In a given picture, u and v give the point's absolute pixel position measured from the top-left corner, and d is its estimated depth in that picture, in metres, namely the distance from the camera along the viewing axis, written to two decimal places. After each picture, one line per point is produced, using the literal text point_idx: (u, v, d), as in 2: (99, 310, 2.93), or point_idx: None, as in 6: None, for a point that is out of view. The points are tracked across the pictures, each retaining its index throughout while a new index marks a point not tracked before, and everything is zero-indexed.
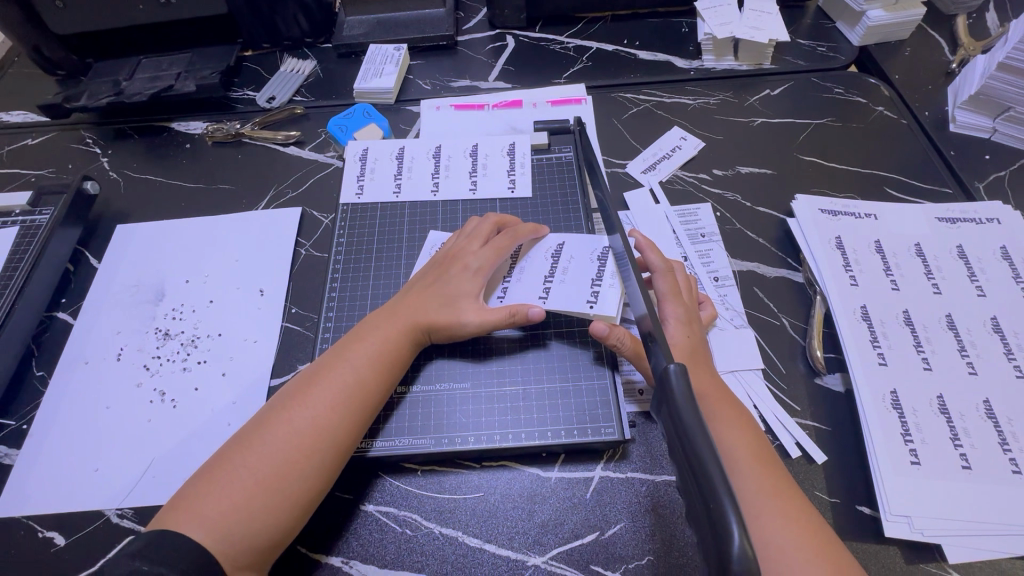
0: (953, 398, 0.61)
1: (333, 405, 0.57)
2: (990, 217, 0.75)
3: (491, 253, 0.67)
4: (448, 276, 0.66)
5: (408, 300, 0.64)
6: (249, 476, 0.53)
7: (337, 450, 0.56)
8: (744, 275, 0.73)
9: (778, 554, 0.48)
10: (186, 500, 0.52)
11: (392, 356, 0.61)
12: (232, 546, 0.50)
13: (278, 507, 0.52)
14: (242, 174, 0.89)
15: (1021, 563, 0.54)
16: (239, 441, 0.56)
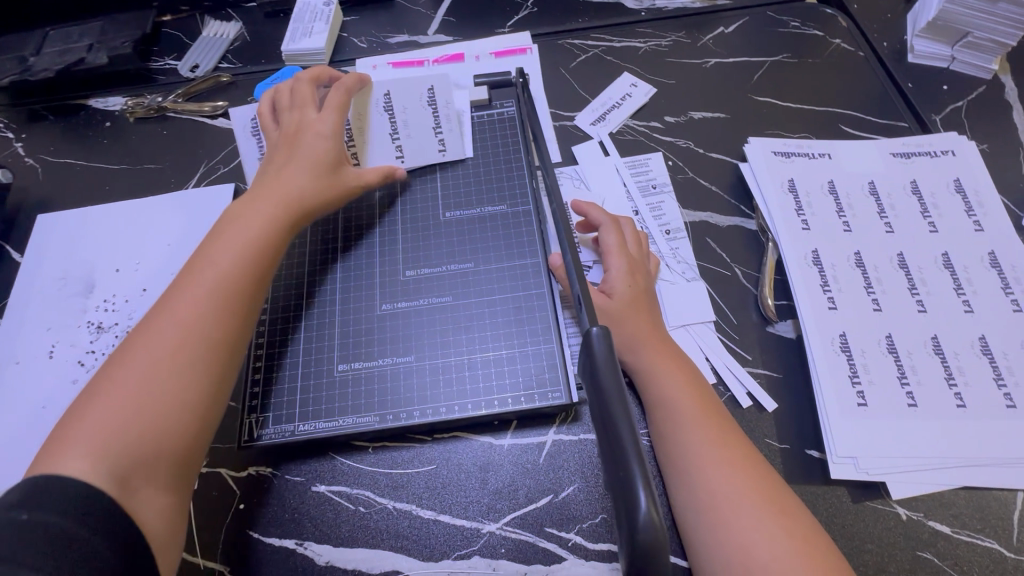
0: (902, 337, 0.61)
1: (199, 301, 0.53)
2: (945, 150, 0.73)
3: (333, 110, 0.68)
4: (240, 207, 0.61)
5: (203, 241, 0.58)
6: (106, 423, 0.47)
7: (217, 340, 0.52)
8: (696, 226, 0.71)
9: (726, 504, 0.49)
10: (41, 454, 0.46)
11: (263, 239, 0.58)
12: (98, 486, 0.45)
13: (162, 412, 0.49)
14: (168, 152, 0.84)
15: (963, 494, 0.55)
16: (106, 368, 0.50)
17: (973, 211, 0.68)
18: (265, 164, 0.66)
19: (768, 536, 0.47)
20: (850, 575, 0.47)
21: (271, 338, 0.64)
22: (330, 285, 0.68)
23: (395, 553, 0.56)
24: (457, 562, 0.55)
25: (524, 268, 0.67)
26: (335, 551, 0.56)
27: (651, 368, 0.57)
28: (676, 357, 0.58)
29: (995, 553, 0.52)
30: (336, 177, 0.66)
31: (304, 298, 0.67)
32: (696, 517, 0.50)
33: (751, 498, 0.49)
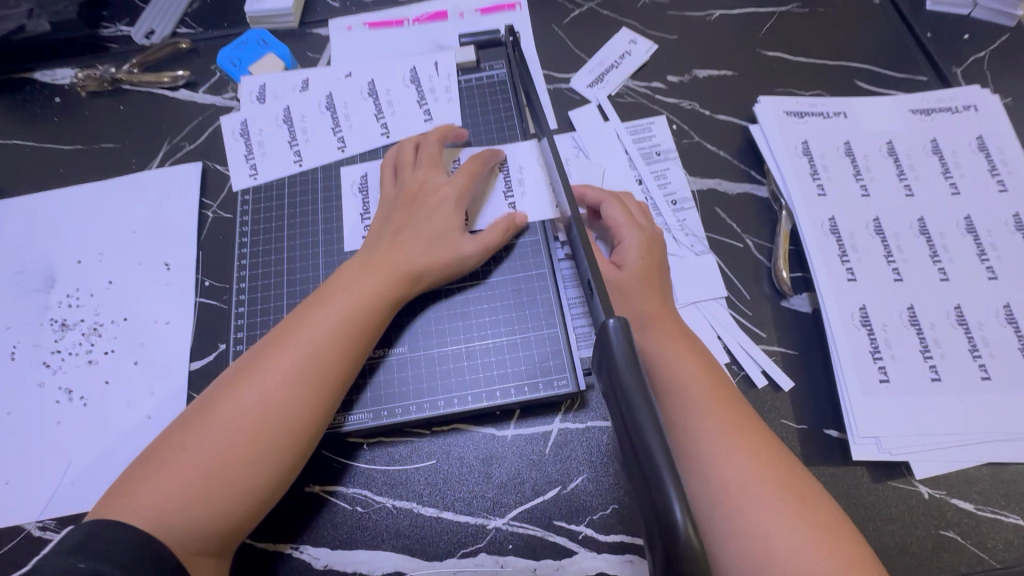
0: (924, 308, 0.57)
1: (285, 383, 0.49)
2: (967, 105, 0.68)
3: (463, 178, 0.60)
4: (423, 212, 0.58)
5: (389, 250, 0.56)
6: (191, 462, 0.46)
7: (298, 428, 0.49)
8: (704, 195, 0.66)
9: (746, 496, 0.45)
10: (128, 482, 0.46)
11: (361, 303, 0.53)
12: (178, 533, 0.44)
13: (230, 499, 0.46)
14: (126, 128, 0.76)
15: (988, 470, 0.53)
16: (184, 421, 0.48)
17: (998, 170, 0.64)
18: (415, 158, 0.62)
19: (792, 530, 0.44)
20: (877, 563, 0.44)
21: (257, 334, 0.61)
22: (313, 273, 0.63)
23: (397, 554, 0.53)
24: (463, 560, 0.53)
25: (522, 247, 0.62)
26: (334, 554, 0.53)
27: (660, 351, 0.52)
28: (687, 341, 0.54)
29: (1020, 530, 0.51)
30: (418, 204, 0.58)
31: (289, 291, 0.62)
32: (711, 512, 0.46)
33: (772, 489, 0.46)
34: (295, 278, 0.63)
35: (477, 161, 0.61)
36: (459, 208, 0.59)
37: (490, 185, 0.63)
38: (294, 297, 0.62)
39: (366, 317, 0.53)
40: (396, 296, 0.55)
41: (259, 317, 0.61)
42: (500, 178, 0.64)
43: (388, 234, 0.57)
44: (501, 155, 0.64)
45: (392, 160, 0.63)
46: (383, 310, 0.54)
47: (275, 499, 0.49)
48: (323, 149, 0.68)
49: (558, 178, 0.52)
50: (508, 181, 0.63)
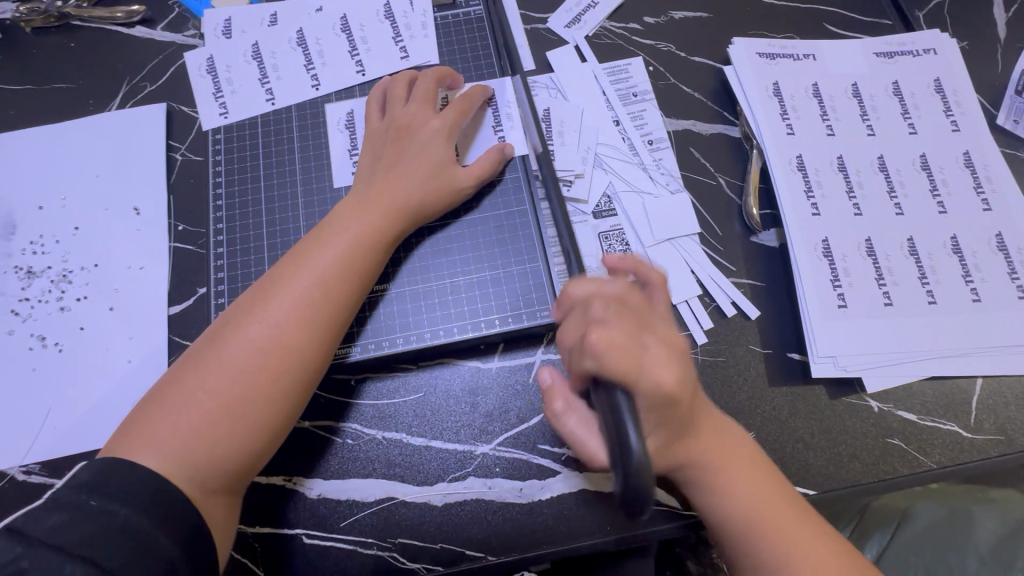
0: (880, 240, 0.61)
1: (296, 321, 0.49)
2: (928, 48, 0.70)
3: (455, 113, 0.59)
4: (414, 145, 0.57)
5: (385, 185, 0.56)
6: (208, 402, 0.46)
7: (309, 367, 0.49)
8: (679, 135, 0.67)
9: (717, 467, 0.48)
10: (137, 426, 0.46)
11: (365, 243, 0.53)
12: (200, 470, 0.45)
13: (245, 436, 0.47)
14: (78, 66, 0.71)
15: (929, 385, 0.58)
16: (191, 362, 0.48)
17: (952, 110, 0.68)
18: (403, 90, 0.61)
19: (750, 489, 0.48)
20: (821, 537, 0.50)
21: (239, 274, 0.60)
22: (292, 213, 0.62)
23: (389, 481, 0.55)
24: (453, 484, 0.55)
25: (504, 184, 0.62)
26: (328, 484, 0.55)
27: (629, 321, 0.42)
28: (641, 314, 0.44)
29: (954, 435, 0.56)
30: (407, 139, 0.58)
31: (269, 232, 0.62)
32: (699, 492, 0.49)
33: (738, 457, 0.48)
34: (274, 221, 0.62)
35: (466, 96, 0.61)
36: (451, 142, 0.59)
37: (478, 121, 0.63)
38: (275, 237, 0.61)
39: (370, 254, 0.53)
40: (396, 233, 0.55)
41: (239, 258, 0.61)
42: (491, 113, 0.64)
43: (378, 170, 0.57)
44: (490, 91, 0.64)
45: (379, 95, 0.62)
46: (384, 246, 0.54)
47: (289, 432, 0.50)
48: (296, 87, 0.66)
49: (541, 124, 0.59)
50: (498, 116, 0.64)
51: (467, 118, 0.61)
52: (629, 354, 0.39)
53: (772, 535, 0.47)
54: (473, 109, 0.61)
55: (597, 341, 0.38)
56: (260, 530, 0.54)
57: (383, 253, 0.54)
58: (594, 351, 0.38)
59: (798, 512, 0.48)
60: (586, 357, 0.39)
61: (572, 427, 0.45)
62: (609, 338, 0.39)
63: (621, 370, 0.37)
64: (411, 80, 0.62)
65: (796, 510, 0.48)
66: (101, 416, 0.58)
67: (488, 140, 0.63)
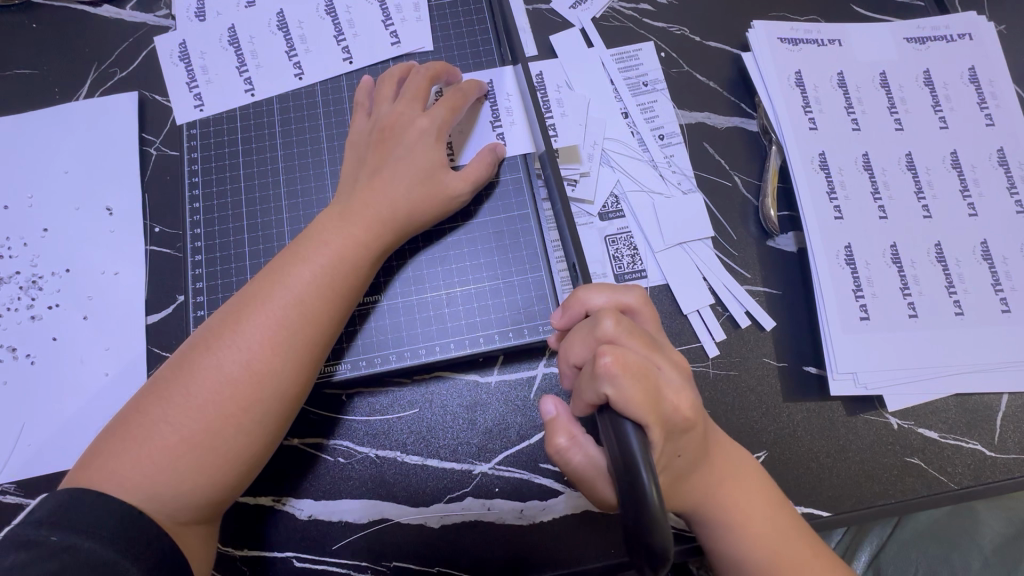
0: (906, 246, 0.57)
1: (268, 346, 0.45)
2: (962, 33, 0.65)
3: (444, 112, 0.54)
4: (402, 149, 0.53)
5: (366, 193, 0.51)
6: (174, 434, 0.43)
7: (286, 394, 0.46)
8: (692, 129, 0.63)
9: (733, 503, 0.45)
10: (99, 457, 0.43)
11: (345, 259, 0.49)
12: (165, 505, 0.42)
13: (216, 469, 0.44)
14: (40, 49, 0.65)
15: (953, 401, 0.55)
16: (157, 387, 0.45)
17: (986, 103, 0.63)
18: (394, 87, 0.56)
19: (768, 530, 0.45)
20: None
21: (219, 283, 0.56)
22: (276, 216, 0.58)
23: (383, 501, 0.53)
24: (450, 504, 0.53)
25: (502, 185, 0.58)
26: (318, 505, 0.53)
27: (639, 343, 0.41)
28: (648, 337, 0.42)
29: (977, 454, 0.54)
30: (392, 143, 0.53)
31: (250, 237, 0.57)
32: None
33: (752, 491, 0.46)
34: (257, 224, 0.58)
35: (458, 93, 0.55)
36: (440, 143, 0.54)
37: (475, 117, 0.58)
38: (257, 243, 0.57)
39: (349, 272, 0.49)
40: (381, 246, 0.51)
41: (219, 266, 0.57)
42: (487, 109, 0.59)
43: (365, 175, 0.52)
44: (485, 86, 0.58)
45: (365, 97, 0.57)
46: (369, 261, 0.50)
47: (264, 462, 0.47)
48: (277, 76, 0.61)
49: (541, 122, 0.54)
50: (496, 111, 0.59)
51: (459, 115, 0.55)
52: (643, 380, 0.37)
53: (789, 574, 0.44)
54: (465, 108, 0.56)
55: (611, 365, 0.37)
56: (248, 552, 0.52)
57: (367, 270, 0.50)
58: (609, 373, 0.36)
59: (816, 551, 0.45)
60: (600, 381, 0.36)
61: (576, 463, 0.41)
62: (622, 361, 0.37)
63: (634, 398, 0.35)
64: (408, 70, 0.57)
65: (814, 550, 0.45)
66: (78, 434, 0.55)
67: (485, 135, 0.58)
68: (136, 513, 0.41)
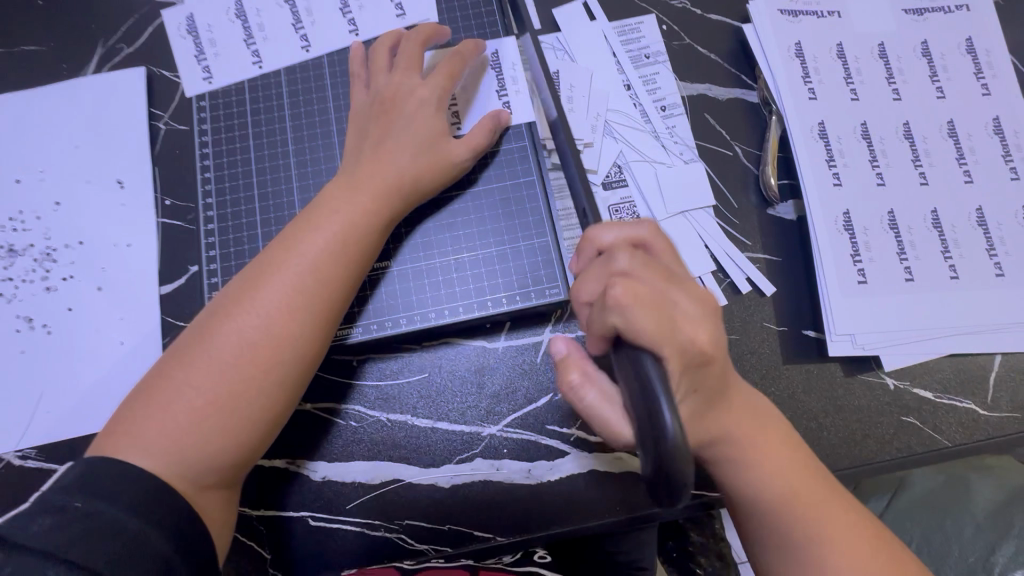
0: (903, 213, 0.59)
1: (286, 311, 0.46)
2: (960, 4, 0.66)
3: (442, 80, 0.55)
4: (403, 118, 0.53)
5: (374, 161, 0.52)
6: (196, 398, 0.44)
7: (303, 358, 0.47)
8: (694, 100, 0.63)
9: (754, 449, 0.47)
10: (125, 424, 0.44)
11: (356, 228, 0.50)
12: (190, 468, 0.44)
13: (239, 431, 0.45)
14: (46, 24, 0.65)
15: (947, 362, 0.56)
16: (177, 355, 0.46)
17: (983, 73, 0.64)
18: (389, 57, 0.57)
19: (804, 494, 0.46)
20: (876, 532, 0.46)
21: (231, 252, 0.57)
22: (285, 187, 0.59)
23: (395, 463, 0.54)
24: (460, 465, 0.54)
25: (508, 154, 0.59)
26: (332, 467, 0.54)
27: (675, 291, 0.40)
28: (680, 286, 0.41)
29: (970, 413, 0.55)
30: (392, 112, 0.54)
31: (261, 207, 0.58)
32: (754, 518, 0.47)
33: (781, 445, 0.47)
34: (267, 194, 0.59)
35: (456, 60, 0.56)
36: (440, 113, 0.55)
37: (480, 82, 0.59)
38: (268, 213, 0.58)
39: (360, 240, 0.50)
40: (389, 214, 0.52)
41: (231, 235, 0.58)
42: (493, 76, 0.60)
43: (368, 146, 0.53)
44: (483, 50, 0.59)
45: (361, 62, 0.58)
46: (378, 229, 0.51)
47: (283, 426, 0.49)
48: (284, 48, 0.61)
49: (547, 90, 0.55)
50: (502, 80, 0.59)
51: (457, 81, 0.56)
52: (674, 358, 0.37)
53: (808, 515, 0.45)
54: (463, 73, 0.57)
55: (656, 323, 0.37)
56: (265, 512, 0.53)
57: (376, 238, 0.51)
58: (618, 304, 0.38)
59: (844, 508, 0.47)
60: (610, 313, 0.38)
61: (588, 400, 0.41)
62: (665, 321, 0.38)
63: (646, 328, 0.37)
64: (398, 39, 0.58)
65: (845, 509, 0.46)
66: (96, 401, 0.56)
67: (490, 104, 0.59)
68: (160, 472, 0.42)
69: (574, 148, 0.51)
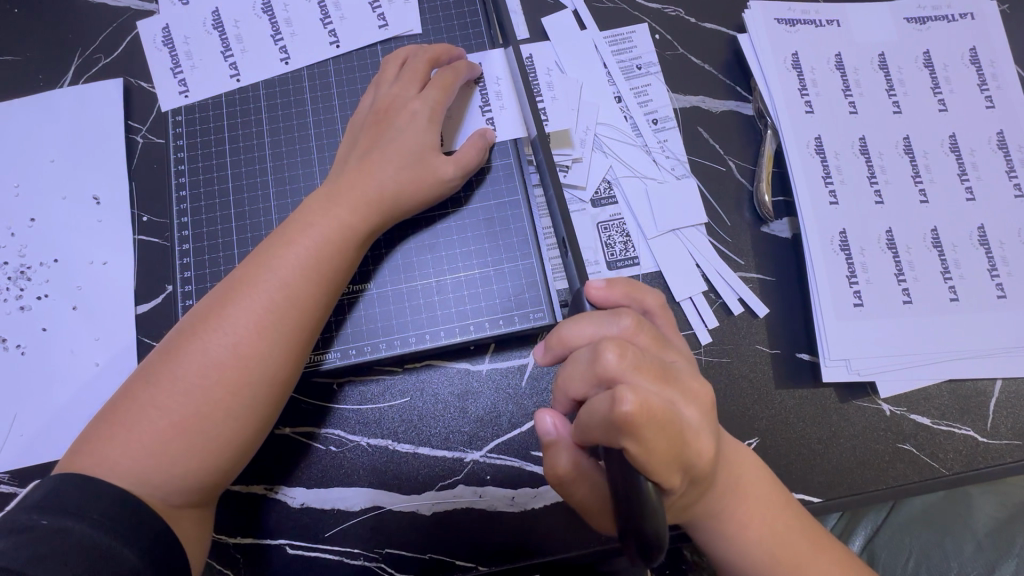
0: (902, 231, 0.57)
1: (256, 329, 0.45)
2: (964, 12, 0.63)
3: (437, 94, 0.53)
4: (394, 130, 0.52)
5: (356, 174, 0.51)
6: (164, 418, 0.43)
7: (274, 379, 0.45)
8: (687, 113, 0.61)
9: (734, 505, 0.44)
10: (91, 442, 0.43)
11: (332, 244, 0.48)
12: (158, 489, 0.42)
13: (207, 453, 0.44)
14: (22, 34, 0.63)
15: (946, 387, 0.55)
16: (146, 373, 0.45)
17: (987, 84, 0.61)
18: (393, 70, 0.55)
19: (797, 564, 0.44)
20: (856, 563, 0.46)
21: (208, 272, 0.56)
22: (264, 204, 0.57)
23: (374, 489, 0.53)
24: (442, 492, 0.53)
25: (493, 171, 0.57)
26: (310, 493, 0.53)
27: (642, 333, 0.40)
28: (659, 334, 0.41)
29: (969, 440, 0.54)
30: (385, 126, 0.53)
31: (238, 225, 0.57)
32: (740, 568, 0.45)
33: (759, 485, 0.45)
34: (245, 213, 0.57)
35: (450, 73, 0.54)
36: (433, 126, 0.53)
37: (464, 103, 0.57)
38: (245, 231, 0.57)
39: (336, 256, 0.48)
40: (368, 229, 0.50)
41: (207, 254, 0.56)
42: (477, 94, 0.58)
43: (355, 157, 0.52)
44: (478, 70, 0.57)
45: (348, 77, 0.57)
46: (355, 245, 0.50)
47: (256, 446, 0.47)
48: (263, 60, 0.60)
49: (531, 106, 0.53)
50: (486, 95, 0.58)
51: (452, 96, 0.54)
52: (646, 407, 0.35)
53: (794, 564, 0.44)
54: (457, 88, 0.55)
55: (614, 367, 0.37)
56: (242, 539, 0.52)
57: (352, 254, 0.50)
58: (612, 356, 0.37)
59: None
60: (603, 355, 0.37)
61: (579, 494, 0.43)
62: (628, 361, 0.37)
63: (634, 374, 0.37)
64: (410, 53, 0.56)
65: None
66: (71, 424, 0.55)
67: (475, 118, 0.57)
68: (130, 498, 0.41)
69: (552, 172, 0.48)
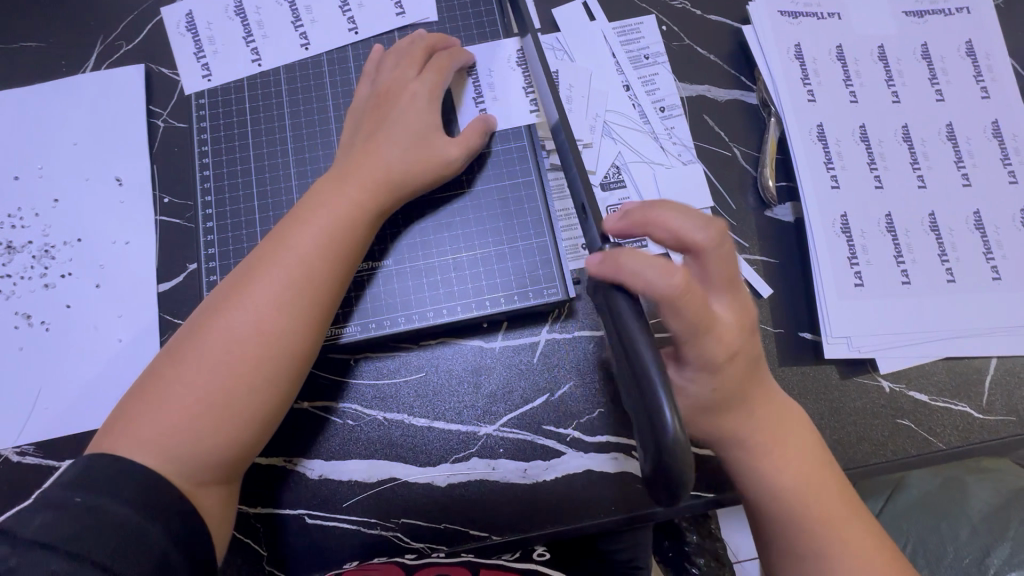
0: (901, 215, 0.59)
1: (275, 307, 0.47)
2: (960, 6, 0.66)
3: (434, 78, 0.56)
4: (395, 113, 0.54)
5: (363, 156, 0.52)
6: (190, 395, 0.45)
7: (295, 354, 0.47)
8: (693, 102, 0.63)
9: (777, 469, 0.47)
10: (119, 423, 0.44)
11: (346, 223, 0.50)
12: (184, 465, 0.43)
13: (231, 428, 0.45)
14: (47, 21, 0.65)
15: (943, 365, 0.57)
16: (170, 354, 0.46)
17: (982, 76, 0.64)
18: (394, 57, 0.57)
19: (805, 476, 0.47)
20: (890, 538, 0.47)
21: (230, 251, 0.57)
22: (285, 185, 0.59)
23: (391, 461, 0.54)
24: (456, 464, 0.55)
25: (507, 154, 0.59)
26: (329, 465, 0.54)
27: (719, 242, 0.42)
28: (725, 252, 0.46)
29: (966, 416, 0.56)
30: (384, 110, 0.55)
31: (260, 205, 0.58)
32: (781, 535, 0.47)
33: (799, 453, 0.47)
34: (266, 194, 0.59)
35: (444, 56, 0.57)
36: (433, 107, 0.55)
37: (461, 87, 0.59)
38: (267, 211, 0.58)
39: (351, 235, 0.50)
40: (378, 209, 0.52)
41: (230, 233, 0.58)
42: (490, 78, 0.60)
43: (360, 140, 0.54)
44: (472, 57, 0.59)
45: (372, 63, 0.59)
46: (366, 224, 0.51)
47: (278, 420, 0.49)
48: (284, 46, 0.61)
49: (546, 87, 0.50)
50: (497, 80, 0.60)
51: (446, 79, 0.57)
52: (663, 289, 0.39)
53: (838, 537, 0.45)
54: (452, 71, 0.57)
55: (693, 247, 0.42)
56: (261, 510, 0.54)
57: (365, 234, 0.51)
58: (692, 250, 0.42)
59: (852, 507, 0.47)
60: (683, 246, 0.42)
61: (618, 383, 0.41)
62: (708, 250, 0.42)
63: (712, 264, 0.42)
64: (414, 39, 0.59)
65: (850, 506, 0.47)
66: (94, 399, 0.56)
67: (490, 100, 0.59)
68: (155, 476, 0.42)
69: (574, 143, 0.45)
